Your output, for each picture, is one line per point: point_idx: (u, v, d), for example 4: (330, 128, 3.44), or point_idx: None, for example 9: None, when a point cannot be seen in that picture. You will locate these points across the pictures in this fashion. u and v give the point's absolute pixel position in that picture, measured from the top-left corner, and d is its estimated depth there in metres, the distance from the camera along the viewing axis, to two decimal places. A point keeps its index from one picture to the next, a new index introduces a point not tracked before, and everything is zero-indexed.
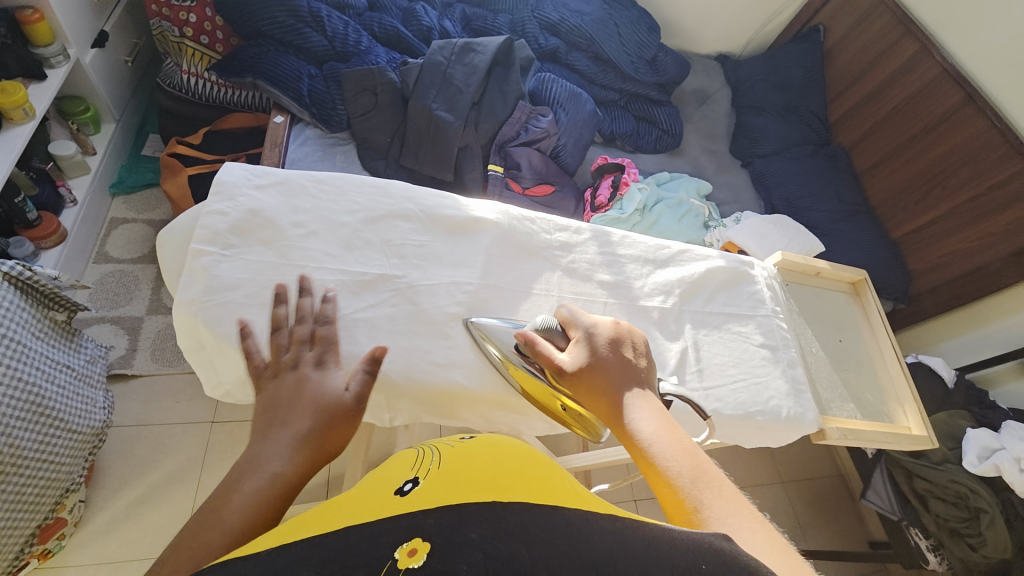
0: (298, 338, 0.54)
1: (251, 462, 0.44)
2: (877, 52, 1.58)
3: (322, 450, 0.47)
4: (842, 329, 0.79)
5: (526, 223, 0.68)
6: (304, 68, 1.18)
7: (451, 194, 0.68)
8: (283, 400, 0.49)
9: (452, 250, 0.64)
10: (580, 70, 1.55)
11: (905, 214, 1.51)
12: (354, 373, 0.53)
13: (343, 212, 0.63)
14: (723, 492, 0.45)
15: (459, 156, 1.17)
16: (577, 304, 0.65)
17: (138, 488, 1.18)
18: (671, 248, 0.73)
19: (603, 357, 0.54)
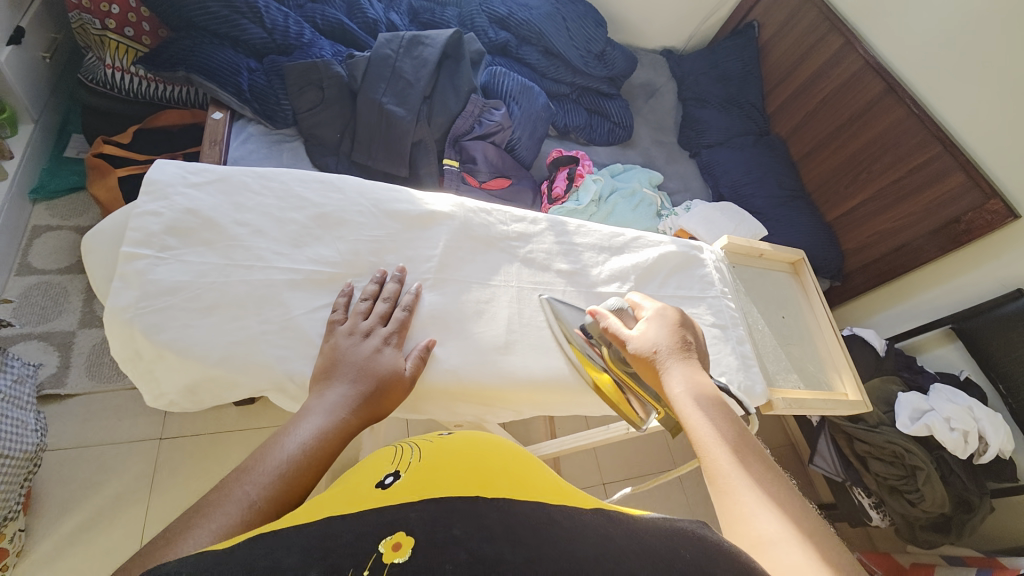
0: (377, 313, 0.58)
1: (305, 409, 0.50)
2: (807, 47, 1.69)
3: (369, 413, 0.52)
4: (784, 306, 0.84)
5: (482, 215, 0.68)
6: (242, 61, 1.12)
7: (405, 189, 0.67)
8: (351, 364, 0.53)
9: (408, 244, 0.63)
10: (531, 64, 1.56)
11: (837, 198, 1.62)
12: (414, 356, 0.57)
13: (291, 208, 0.61)
14: (755, 476, 0.46)
15: (413, 151, 1.15)
16: (536, 294, 0.67)
17: (83, 513, 1.10)
18: (625, 235, 0.75)
19: (665, 337, 0.57)
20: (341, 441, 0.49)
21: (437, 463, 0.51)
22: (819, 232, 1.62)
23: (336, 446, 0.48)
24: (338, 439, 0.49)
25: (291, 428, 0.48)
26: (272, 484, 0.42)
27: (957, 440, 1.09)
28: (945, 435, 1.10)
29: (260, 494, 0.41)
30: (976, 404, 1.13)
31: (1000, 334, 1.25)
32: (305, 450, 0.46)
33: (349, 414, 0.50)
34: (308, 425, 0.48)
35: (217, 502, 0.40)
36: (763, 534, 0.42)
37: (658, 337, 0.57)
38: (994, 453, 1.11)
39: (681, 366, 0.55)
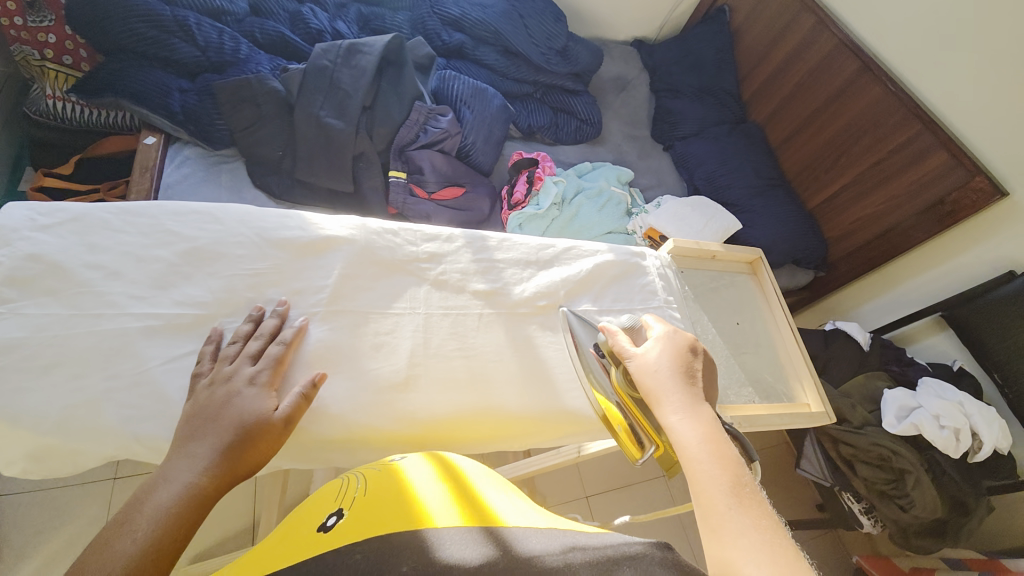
0: (245, 352, 0.55)
1: (162, 476, 0.47)
2: (779, 30, 1.61)
3: (238, 466, 0.49)
4: (739, 312, 0.79)
5: (387, 237, 0.64)
6: (173, 82, 1.08)
7: (297, 212, 0.64)
8: (212, 415, 0.51)
9: (298, 271, 0.61)
10: (489, 64, 1.49)
11: (815, 185, 1.56)
12: (295, 394, 0.54)
13: (156, 245, 0.59)
14: (752, 516, 0.42)
15: (356, 165, 1.11)
16: (448, 319, 0.64)
17: (42, 556, 1.07)
18: (556, 247, 0.72)
19: (669, 361, 0.56)
20: (204, 504, 0.47)
21: (377, 495, 0.49)
22: (799, 221, 1.54)
23: (198, 510, 0.46)
24: (195, 505, 0.46)
25: (145, 502, 0.45)
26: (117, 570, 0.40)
27: (949, 438, 1.02)
28: (934, 434, 1.03)
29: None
30: (965, 399, 1.06)
31: (992, 321, 1.17)
32: (155, 527, 0.43)
33: (210, 472, 0.48)
34: (161, 495, 0.45)
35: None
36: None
37: (659, 361, 0.56)
38: (988, 451, 1.04)
39: (680, 394, 0.53)
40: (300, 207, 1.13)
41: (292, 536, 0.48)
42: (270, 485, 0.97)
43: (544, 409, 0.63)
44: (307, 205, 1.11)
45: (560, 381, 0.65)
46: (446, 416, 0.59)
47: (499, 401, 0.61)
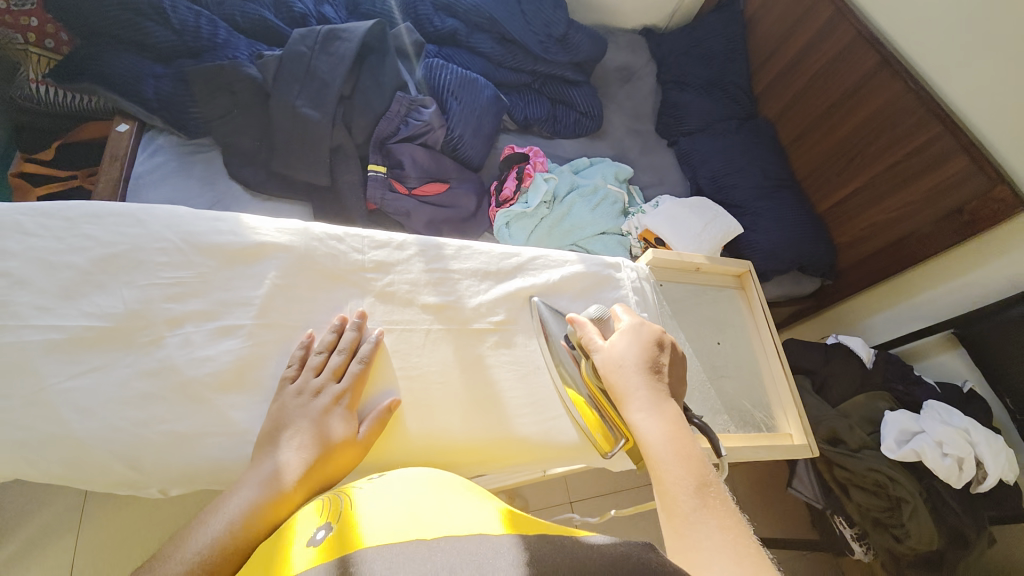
0: (330, 367, 0.55)
1: (240, 483, 0.48)
2: (794, 21, 1.51)
3: (315, 480, 0.51)
4: (721, 331, 0.77)
5: (329, 243, 0.60)
6: (148, 67, 1.03)
7: (233, 214, 0.58)
8: (285, 427, 0.52)
9: (227, 280, 0.56)
10: (485, 52, 1.43)
11: (825, 188, 1.48)
12: (373, 417, 0.54)
13: (70, 251, 0.52)
14: (714, 519, 0.46)
15: (333, 158, 1.07)
16: (391, 334, 0.60)
17: None
18: (520, 256, 0.68)
19: (636, 353, 0.58)
20: (276, 513, 0.48)
21: (369, 506, 0.46)
22: (806, 226, 1.46)
23: (269, 518, 0.47)
24: (274, 517, 0.48)
25: (219, 505, 0.47)
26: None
27: (951, 467, 0.95)
28: (935, 462, 0.96)
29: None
30: (973, 426, 0.99)
31: (1007, 341, 1.09)
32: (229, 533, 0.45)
33: (290, 483, 0.49)
34: (239, 500, 0.47)
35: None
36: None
37: (626, 356, 0.57)
38: (993, 482, 0.97)
39: (645, 391, 0.55)
40: (276, 200, 1.09)
41: (282, 545, 0.43)
42: None
43: (488, 432, 0.59)
44: (284, 198, 1.08)
45: (508, 407, 0.62)
46: (384, 438, 0.56)
47: (440, 426, 0.58)
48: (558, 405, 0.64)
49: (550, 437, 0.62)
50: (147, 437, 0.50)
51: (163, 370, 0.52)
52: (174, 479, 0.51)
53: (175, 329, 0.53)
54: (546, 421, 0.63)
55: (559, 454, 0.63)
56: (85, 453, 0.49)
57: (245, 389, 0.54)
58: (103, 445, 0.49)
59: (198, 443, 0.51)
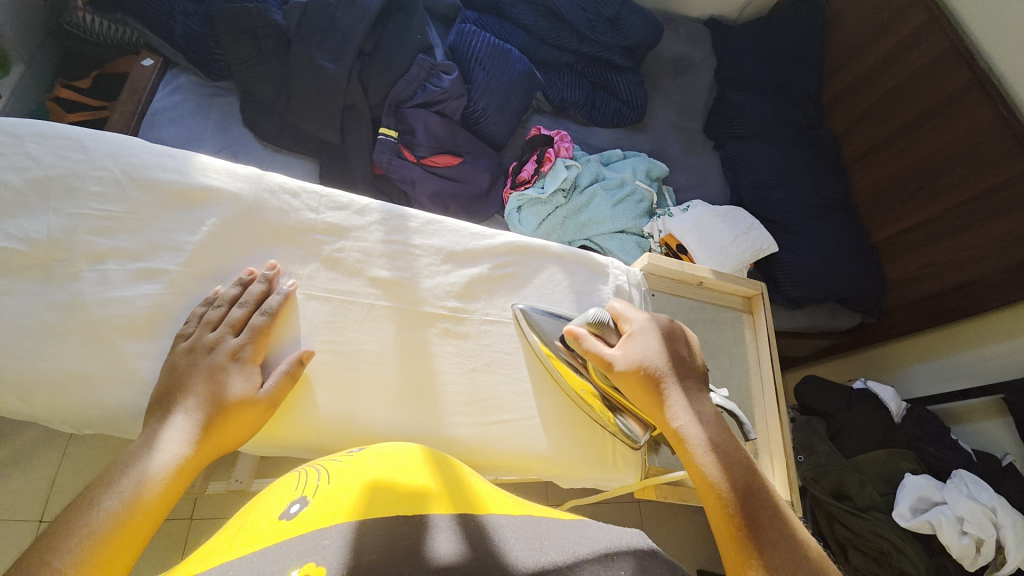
0: (228, 320, 0.52)
1: (135, 450, 0.46)
2: (879, 25, 1.34)
3: (219, 441, 0.49)
4: (714, 356, 0.70)
5: (281, 198, 0.58)
6: (179, 4, 1.03)
7: (183, 152, 0.57)
8: (178, 384, 0.49)
9: (160, 220, 0.54)
10: (527, 25, 1.35)
11: (881, 217, 1.33)
12: (279, 371, 0.51)
13: (6, 168, 0.51)
14: (771, 517, 0.49)
15: (345, 116, 1.04)
16: (331, 305, 0.57)
17: (1, 452, 1.04)
18: (486, 238, 0.64)
19: (662, 352, 0.57)
20: (183, 477, 0.47)
21: (348, 482, 0.41)
22: (852, 255, 1.30)
23: (177, 483, 0.46)
24: (178, 477, 0.46)
25: (118, 475, 0.45)
26: (89, 544, 0.40)
27: (968, 547, 0.86)
28: (951, 540, 0.87)
29: (65, 561, 0.39)
30: (1001, 507, 0.89)
31: None
32: (126, 502, 0.43)
33: (189, 447, 0.47)
34: (134, 464, 0.45)
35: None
36: None
37: (652, 353, 0.57)
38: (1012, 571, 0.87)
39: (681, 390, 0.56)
40: (286, 152, 1.07)
41: (249, 526, 0.39)
42: None
43: (417, 427, 0.55)
44: (293, 152, 1.06)
45: (445, 404, 0.57)
46: (304, 412, 0.53)
47: (364, 414, 0.54)
48: (508, 410, 0.59)
49: (484, 442, 0.57)
50: (42, 371, 0.48)
51: (73, 306, 0.50)
52: (68, 417, 0.49)
53: (95, 264, 0.52)
54: (483, 423, 0.57)
55: (493, 461, 0.58)
56: None
57: (158, 339, 0.52)
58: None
59: (95, 387, 0.49)
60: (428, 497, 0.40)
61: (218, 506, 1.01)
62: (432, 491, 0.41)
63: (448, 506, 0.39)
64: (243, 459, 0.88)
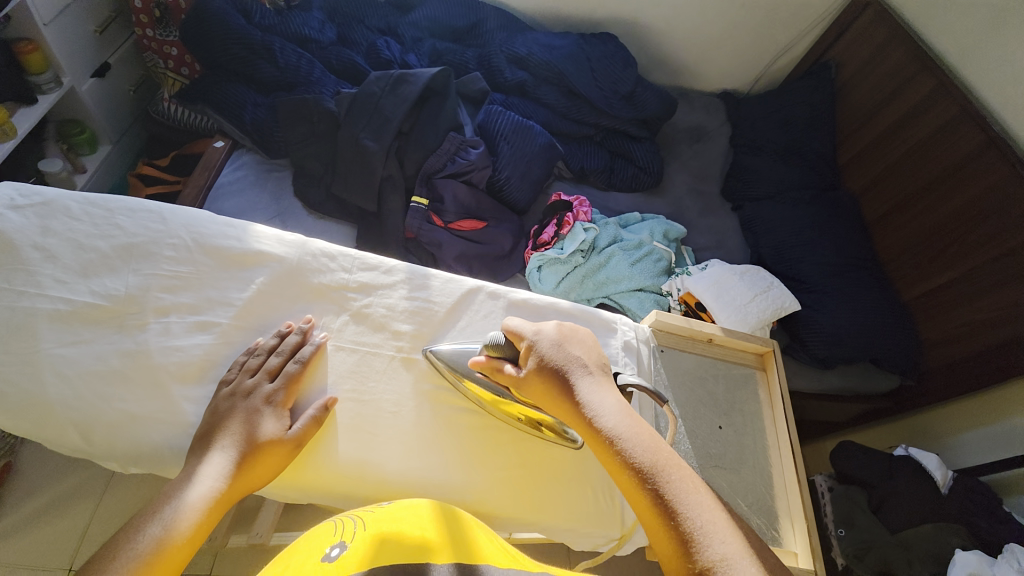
0: (265, 368, 0.57)
1: (176, 483, 0.51)
2: (889, 93, 1.39)
3: (250, 479, 0.53)
4: (726, 414, 0.70)
5: (320, 260, 0.65)
6: (250, 97, 1.22)
7: (242, 222, 0.66)
8: (217, 424, 0.54)
9: (219, 279, 0.62)
10: (549, 104, 1.49)
11: (910, 275, 1.31)
12: (306, 416, 0.56)
13: (99, 237, 0.61)
14: (685, 482, 0.50)
15: (383, 186, 1.15)
16: (356, 357, 0.62)
17: (47, 495, 1.11)
18: (500, 296, 0.68)
19: (558, 356, 0.56)
20: (216, 509, 0.51)
21: (385, 529, 0.45)
22: (882, 314, 1.27)
23: (210, 514, 0.51)
24: (213, 508, 0.51)
25: (161, 503, 0.50)
26: (134, 567, 0.46)
27: None
28: None
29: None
30: None
31: None
32: (167, 528, 0.48)
33: (223, 481, 0.51)
34: (173, 498, 0.50)
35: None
36: (711, 559, 0.45)
37: (544, 360, 0.56)
38: None
39: (582, 381, 0.55)
40: (328, 219, 1.18)
41: (295, 565, 0.41)
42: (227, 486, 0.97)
43: (427, 475, 0.57)
44: (335, 219, 1.18)
45: (455, 453, 0.59)
46: (320, 459, 0.56)
47: (378, 459, 0.57)
48: (517, 460, 0.60)
49: (493, 492, 0.58)
50: (104, 411, 0.54)
51: (137, 353, 0.57)
52: (120, 454, 0.55)
53: (159, 317, 0.59)
54: (494, 473, 0.59)
55: (499, 513, 0.59)
56: (50, 415, 0.54)
57: (204, 384, 0.58)
58: (69, 411, 0.54)
59: (146, 426, 0.55)
60: (425, 550, 0.42)
61: (238, 559, 1.02)
62: (429, 544, 0.43)
63: (448, 556, 0.41)
64: (267, 509, 0.90)
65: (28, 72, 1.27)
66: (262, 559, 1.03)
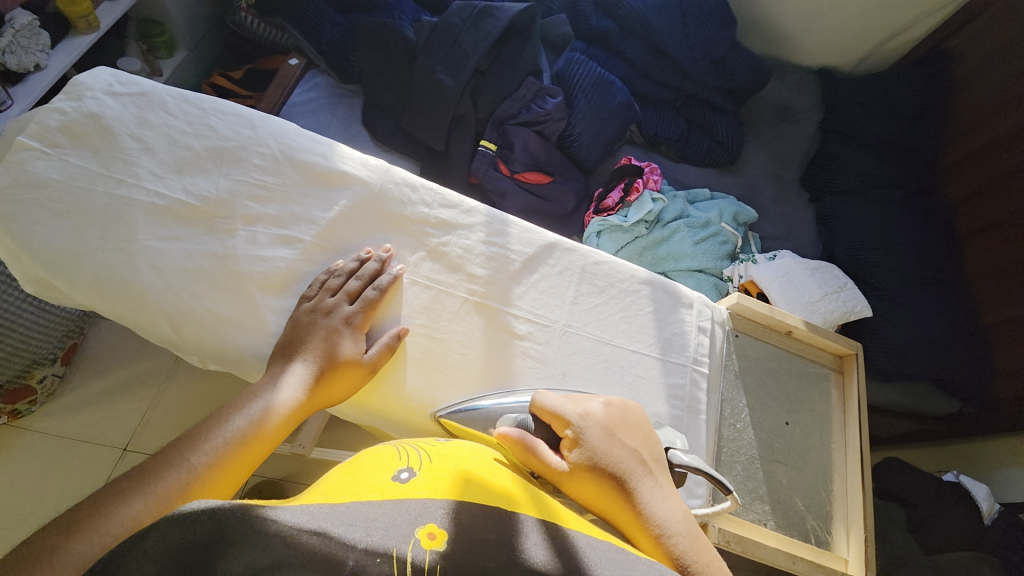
0: (345, 290, 0.57)
1: (262, 385, 0.53)
2: (1010, 94, 1.22)
3: (327, 395, 0.55)
4: (794, 411, 0.66)
5: (403, 190, 0.64)
6: (328, 15, 1.19)
7: (330, 142, 0.65)
8: (298, 338, 0.55)
9: (305, 195, 0.62)
10: (631, 60, 1.39)
11: (996, 298, 1.20)
12: (381, 343, 0.56)
13: (193, 135, 0.61)
14: None
15: (453, 126, 1.12)
16: (428, 292, 0.61)
17: (111, 379, 1.22)
18: (580, 254, 0.65)
19: (602, 451, 0.51)
20: (295, 415, 0.53)
21: (451, 463, 0.47)
22: (956, 335, 1.18)
23: (290, 419, 0.53)
24: (290, 416, 0.53)
25: (246, 399, 0.53)
26: (220, 451, 0.49)
27: None
28: None
29: (200, 462, 0.48)
30: None
31: None
32: (251, 423, 0.51)
33: (302, 392, 0.54)
34: (258, 400, 0.52)
35: (158, 468, 0.47)
36: None
37: (589, 452, 0.51)
38: None
39: (641, 483, 0.51)
40: (394, 153, 1.17)
41: (366, 477, 0.44)
42: None
43: None
44: (401, 154, 1.15)
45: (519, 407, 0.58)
46: (386, 388, 0.57)
47: (444, 398, 0.57)
48: None
49: None
50: (194, 308, 0.56)
51: (223, 256, 0.58)
52: (206, 350, 0.57)
53: (247, 225, 0.60)
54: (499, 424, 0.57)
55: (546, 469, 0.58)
56: (141, 303, 0.56)
57: (286, 296, 0.59)
58: (159, 301, 0.56)
59: (230, 327, 0.57)
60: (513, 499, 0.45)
61: (278, 465, 1.09)
62: (514, 495, 0.46)
63: (533, 509, 0.44)
64: (310, 424, 0.95)
65: None
66: (298, 468, 1.09)
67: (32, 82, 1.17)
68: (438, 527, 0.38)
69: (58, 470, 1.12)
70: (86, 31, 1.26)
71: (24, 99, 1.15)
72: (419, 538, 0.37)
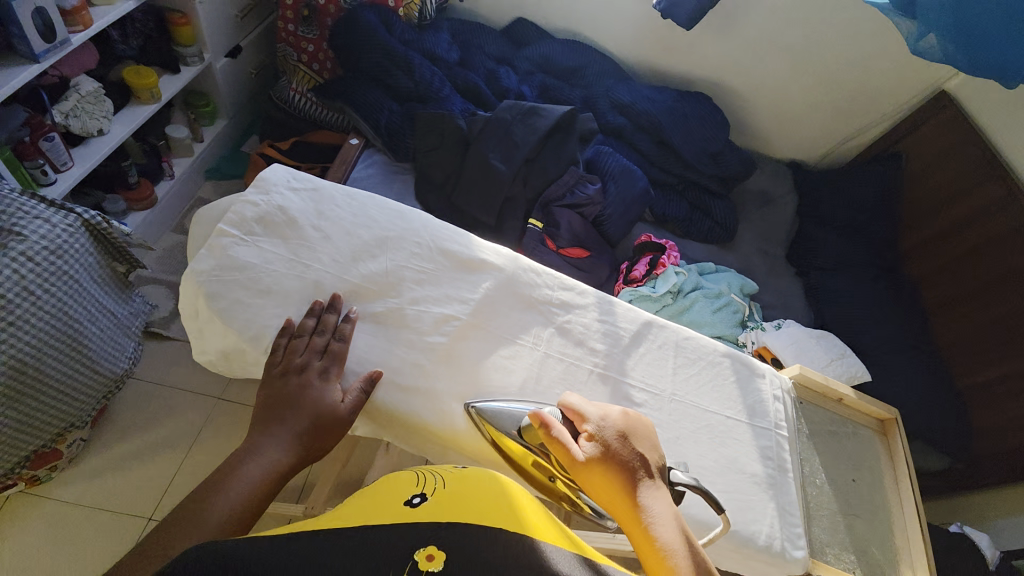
0: (314, 348, 0.62)
1: (240, 457, 0.58)
2: (954, 193, 1.49)
3: (310, 448, 0.60)
4: (857, 469, 0.77)
5: (530, 275, 0.73)
6: (386, 103, 1.33)
7: (466, 234, 0.75)
8: (286, 400, 0.60)
9: (453, 279, 0.71)
10: (643, 150, 1.60)
11: (965, 364, 1.39)
12: (354, 390, 0.62)
13: (362, 227, 0.71)
14: None
15: (504, 205, 1.24)
16: (561, 364, 0.69)
17: (134, 444, 1.18)
18: (674, 331, 0.75)
19: (611, 450, 0.57)
20: (279, 478, 0.58)
21: (464, 491, 0.52)
22: (936, 396, 1.35)
23: (275, 483, 0.57)
24: (273, 480, 0.57)
25: (226, 478, 0.56)
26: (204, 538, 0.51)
27: None
28: None
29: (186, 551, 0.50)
30: None
31: None
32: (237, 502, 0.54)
33: (284, 453, 0.58)
34: (244, 474, 0.56)
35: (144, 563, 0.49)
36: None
37: (598, 446, 0.57)
38: None
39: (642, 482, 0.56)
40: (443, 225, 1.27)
41: (380, 503, 0.50)
42: (333, 455, 1.07)
43: None
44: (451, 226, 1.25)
45: None
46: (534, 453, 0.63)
47: None
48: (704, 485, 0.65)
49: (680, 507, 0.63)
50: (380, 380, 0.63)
51: (400, 331, 0.66)
52: (387, 417, 0.64)
53: (414, 305, 0.68)
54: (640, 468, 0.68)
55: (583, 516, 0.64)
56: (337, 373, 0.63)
57: (448, 367, 0.65)
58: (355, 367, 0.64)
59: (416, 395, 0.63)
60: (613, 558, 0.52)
61: None
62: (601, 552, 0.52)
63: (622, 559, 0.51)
64: None
65: (177, 43, 1.39)
66: None
67: (94, 145, 1.24)
68: (437, 547, 0.43)
69: (75, 544, 1.06)
70: (147, 102, 1.34)
71: (84, 161, 1.22)
72: (417, 558, 0.42)
